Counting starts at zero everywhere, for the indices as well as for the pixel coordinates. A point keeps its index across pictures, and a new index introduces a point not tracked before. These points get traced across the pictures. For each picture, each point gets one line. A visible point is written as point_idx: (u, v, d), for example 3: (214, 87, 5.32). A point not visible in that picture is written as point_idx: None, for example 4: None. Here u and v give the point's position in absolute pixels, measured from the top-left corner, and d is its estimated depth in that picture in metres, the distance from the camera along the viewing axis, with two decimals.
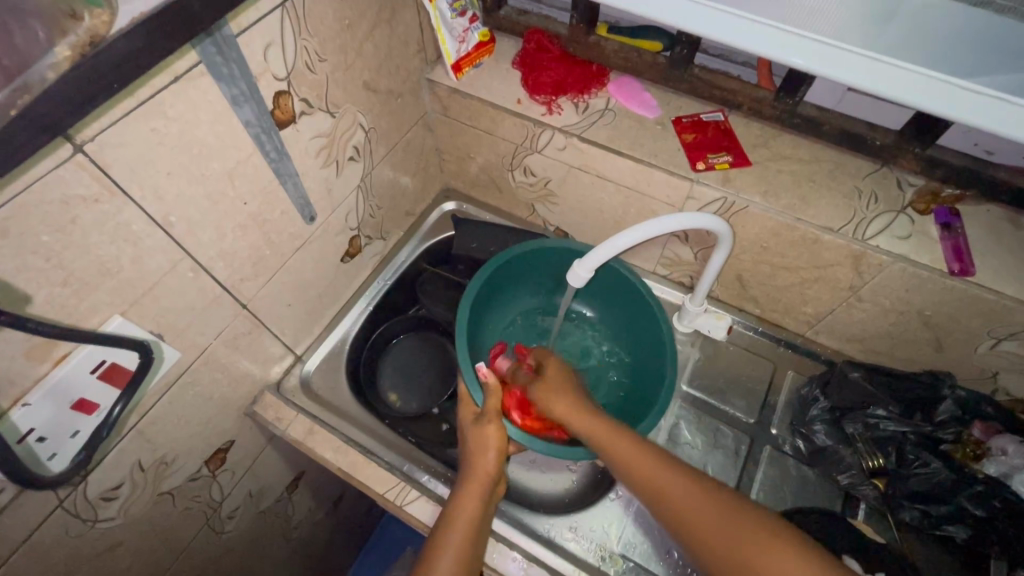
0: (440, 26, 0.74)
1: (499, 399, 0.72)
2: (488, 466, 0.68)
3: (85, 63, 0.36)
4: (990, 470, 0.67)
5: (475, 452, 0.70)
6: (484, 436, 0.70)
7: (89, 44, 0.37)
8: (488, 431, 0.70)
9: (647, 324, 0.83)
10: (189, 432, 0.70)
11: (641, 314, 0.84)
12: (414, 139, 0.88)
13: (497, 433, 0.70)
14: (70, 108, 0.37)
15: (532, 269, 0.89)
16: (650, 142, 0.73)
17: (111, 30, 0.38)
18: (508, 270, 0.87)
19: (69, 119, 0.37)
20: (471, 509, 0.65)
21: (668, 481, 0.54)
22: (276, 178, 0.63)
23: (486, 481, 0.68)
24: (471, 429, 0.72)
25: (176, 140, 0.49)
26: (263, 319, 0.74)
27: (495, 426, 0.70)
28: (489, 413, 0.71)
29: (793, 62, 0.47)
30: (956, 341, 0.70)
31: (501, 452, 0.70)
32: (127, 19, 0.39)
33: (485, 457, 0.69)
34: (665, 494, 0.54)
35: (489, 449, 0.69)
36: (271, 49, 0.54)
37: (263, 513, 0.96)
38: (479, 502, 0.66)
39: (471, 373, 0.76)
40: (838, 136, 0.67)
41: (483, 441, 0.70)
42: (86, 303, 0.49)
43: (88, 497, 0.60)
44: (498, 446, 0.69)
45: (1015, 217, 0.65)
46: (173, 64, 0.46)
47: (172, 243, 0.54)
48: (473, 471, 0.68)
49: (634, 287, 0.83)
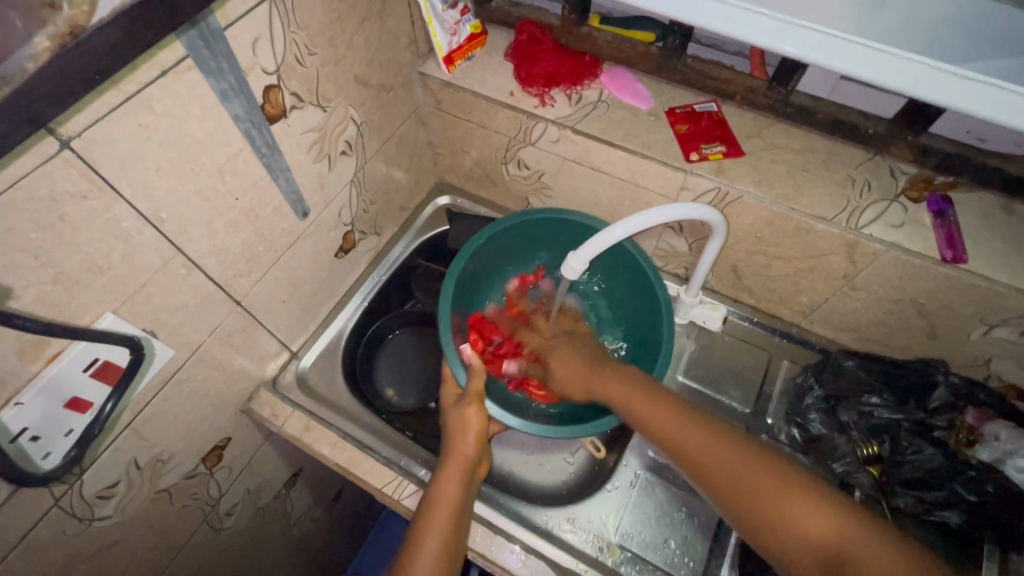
0: (431, 18, 0.73)
1: (482, 381, 0.73)
2: (467, 449, 0.70)
3: (66, 55, 0.36)
4: (983, 455, 0.67)
5: (456, 435, 0.71)
6: (464, 419, 0.72)
7: (68, 36, 0.37)
8: (468, 414, 0.71)
9: (647, 300, 0.82)
10: (184, 430, 0.70)
11: (642, 291, 0.83)
12: (407, 133, 0.87)
13: (476, 416, 0.71)
14: (54, 103, 0.36)
15: (530, 241, 0.88)
16: (643, 133, 0.73)
17: (90, 20, 0.37)
18: (503, 243, 0.86)
19: (53, 114, 0.37)
20: (451, 492, 0.67)
21: (693, 435, 0.56)
22: (268, 173, 0.63)
23: (464, 464, 0.69)
24: (451, 411, 0.73)
25: (165, 135, 0.49)
26: (257, 316, 0.74)
27: (473, 409, 0.72)
28: (469, 396, 0.72)
29: (785, 50, 0.47)
30: (950, 328, 0.70)
31: (480, 435, 0.72)
32: (107, 11, 0.38)
33: (464, 440, 0.71)
34: (686, 447, 0.56)
35: (468, 432, 0.71)
36: (259, 42, 0.54)
37: (262, 510, 0.97)
38: (459, 485, 0.68)
39: (454, 352, 0.75)
40: (831, 125, 0.67)
41: (462, 424, 0.71)
42: (77, 301, 0.48)
43: (84, 496, 0.59)
44: (477, 428, 0.71)
45: (1009, 203, 0.65)
46: (160, 58, 0.45)
47: (163, 240, 0.54)
48: (452, 454, 0.70)
49: (633, 262, 0.82)
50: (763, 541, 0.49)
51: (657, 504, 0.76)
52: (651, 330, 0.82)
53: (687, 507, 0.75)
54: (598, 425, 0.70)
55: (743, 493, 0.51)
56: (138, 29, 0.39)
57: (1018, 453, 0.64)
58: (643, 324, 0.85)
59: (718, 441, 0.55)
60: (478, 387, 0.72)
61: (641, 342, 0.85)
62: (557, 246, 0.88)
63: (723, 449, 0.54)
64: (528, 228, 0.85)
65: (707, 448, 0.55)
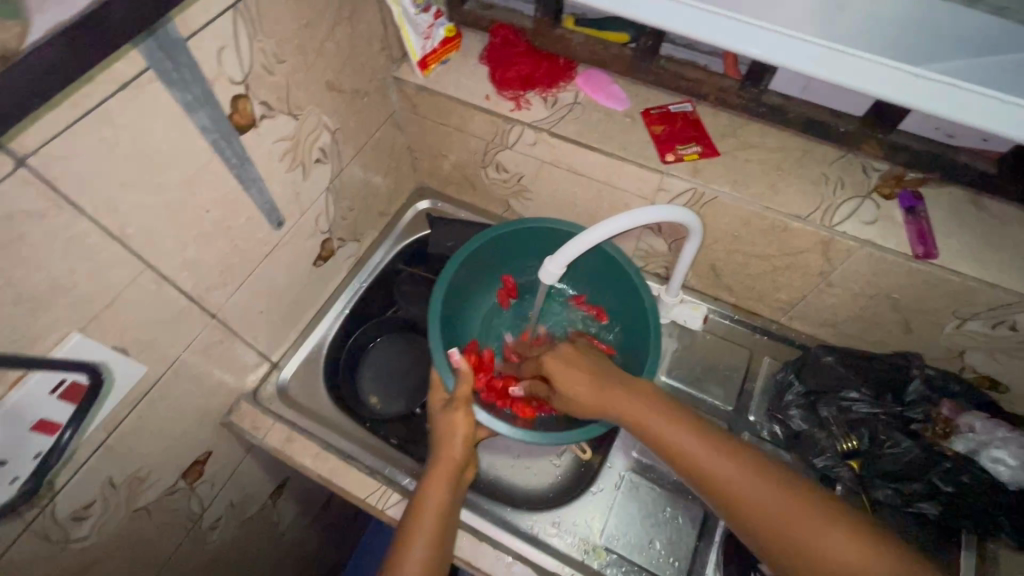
0: (403, 23, 0.73)
1: (470, 387, 0.72)
2: (454, 453, 0.69)
3: (11, 73, 0.34)
4: (958, 446, 0.69)
5: (443, 440, 0.71)
6: (451, 422, 0.71)
7: (15, 51, 0.35)
8: (456, 418, 0.71)
9: (637, 307, 0.82)
10: (162, 446, 0.68)
11: (631, 299, 0.83)
12: (384, 139, 0.87)
13: (464, 420, 0.71)
14: (7, 122, 0.35)
15: (523, 249, 0.87)
16: (620, 135, 0.73)
17: (23, 44, 0.36)
18: (495, 249, 0.85)
19: (4, 131, 0.36)
20: (439, 497, 0.66)
21: (721, 463, 0.56)
22: (239, 184, 0.62)
23: (452, 468, 0.68)
24: (439, 414, 0.72)
25: (128, 149, 0.48)
26: (234, 328, 0.73)
27: (461, 414, 0.71)
28: (457, 400, 0.71)
29: (752, 52, 0.47)
30: (924, 322, 0.71)
31: (468, 439, 0.71)
32: (40, 31, 0.37)
33: (451, 446, 0.70)
34: (695, 456, 0.57)
35: (456, 436, 0.70)
36: (225, 52, 0.53)
37: (247, 522, 0.95)
38: (446, 490, 0.67)
39: (442, 357, 0.75)
40: (804, 124, 0.68)
41: (450, 428, 0.70)
42: (41, 322, 0.47)
43: (58, 519, 0.58)
44: (465, 432, 0.70)
45: (977, 198, 0.66)
46: (119, 71, 0.44)
47: (132, 255, 0.53)
48: (439, 458, 0.69)
49: (624, 270, 0.81)
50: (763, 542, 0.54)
51: (642, 505, 0.76)
52: (640, 339, 0.82)
53: (671, 507, 0.75)
54: (591, 431, 0.70)
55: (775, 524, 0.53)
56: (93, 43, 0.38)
57: (990, 443, 0.68)
58: (631, 332, 0.84)
59: (745, 468, 0.56)
60: (466, 392, 0.72)
61: (630, 351, 0.84)
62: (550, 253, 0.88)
63: (753, 477, 0.55)
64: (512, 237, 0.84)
65: (738, 479, 0.55)
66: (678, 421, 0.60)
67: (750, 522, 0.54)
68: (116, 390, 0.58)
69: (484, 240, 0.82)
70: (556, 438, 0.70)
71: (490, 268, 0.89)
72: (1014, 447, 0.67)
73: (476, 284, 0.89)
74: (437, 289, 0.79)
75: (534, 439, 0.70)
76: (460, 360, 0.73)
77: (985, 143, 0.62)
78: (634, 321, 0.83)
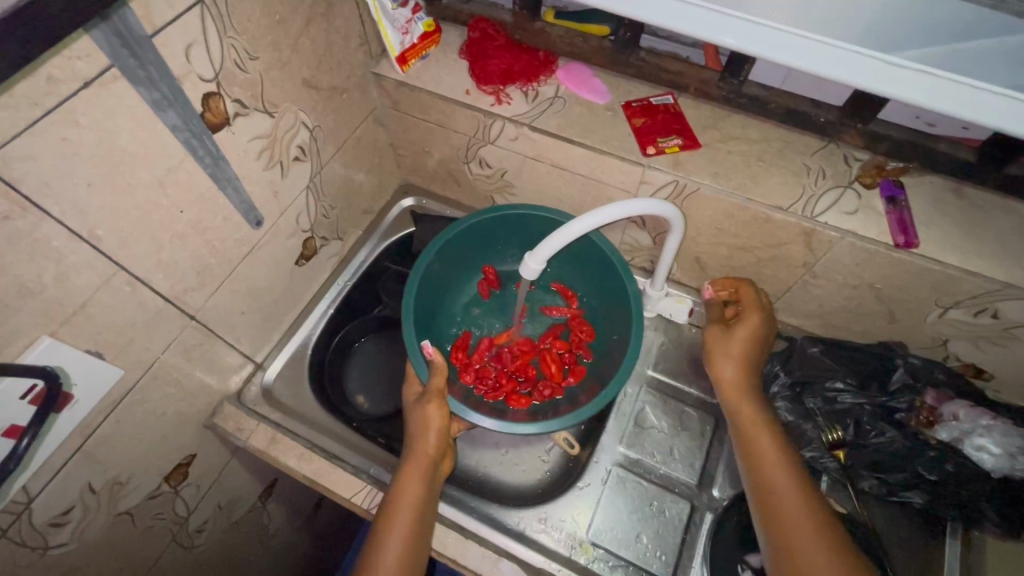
0: (381, 18, 0.72)
1: (443, 378, 0.71)
2: (428, 447, 0.69)
3: None
4: (942, 434, 0.70)
5: (418, 433, 0.70)
6: (425, 416, 0.70)
7: None
8: (428, 411, 0.70)
9: (616, 287, 0.82)
10: (143, 450, 0.68)
11: (610, 280, 0.83)
12: (365, 136, 0.86)
13: (437, 413, 0.70)
14: None
15: (497, 238, 0.88)
16: (601, 128, 0.73)
17: None
18: (468, 240, 0.85)
19: None
20: (414, 491, 0.66)
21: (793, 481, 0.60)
22: (214, 183, 0.61)
23: (427, 461, 0.68)
24: (413, 408, 0.72)
25: (93, 150, 0.47)
26: (214, 329, 0.72)
27: (434, 407, 0.70)
28: (430, 392, 0.70)
29: (724, 41, 0.46)
30: (907, 312, 0.71)
31: (442, 432, 0.70)
32: None
33: (425, 439, 0.69)
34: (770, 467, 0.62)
35: (430, 429, 0.69)
36: (193, 49, 0.52)
37: (236, 524, 0.95)
38: (420, 484, 0.66)
39: (417, 351, 0.74)
40: (784, 115, 0.67)
41: (424, 422, 0.70)
42: (8, 326, 0.47)
43: (35, 525, 0.57)
44: (438, 425, 0.69)
45: (959, 186, 0.66)
46: (80, 69, 0.43)
47: (102, 258, 0.52)
48: (415, 453, 0.69)
49: (600, 252, 0.81)
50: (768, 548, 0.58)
51: (629, 500, 0.76)
52: (620, 319, 0.82)
53: (658, 501, 0.75)
54: (569, 419, 0.70)
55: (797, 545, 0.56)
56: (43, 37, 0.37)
57: (973, 431, 0.68)
58: (615, 318, 0.84)
59: (807, 499, 0.59)
60: (440, 383, 0.71)
61: (612, 331, 0.84)
62: (527, 242, 0.88)
63: (809, 509, 0.58)
64: (493, 224, 0.84)
65: (797, 499, 0.59)
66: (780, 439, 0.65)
67: (777, 528, 0.58)
68: (92, 395, 0.57)
69: (463, 227, 0.82)
70: (531, 429, 0.69)
71: (466, 260, 0.89)
72: (998, 435, 0.67)
73: (453, 277, 0.89)
74: (410, 283, 0.79)
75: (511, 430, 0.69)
76: (433, 353, 0.71)
77: (966, 130, 0.65)
78: (617, 306, 0.83)
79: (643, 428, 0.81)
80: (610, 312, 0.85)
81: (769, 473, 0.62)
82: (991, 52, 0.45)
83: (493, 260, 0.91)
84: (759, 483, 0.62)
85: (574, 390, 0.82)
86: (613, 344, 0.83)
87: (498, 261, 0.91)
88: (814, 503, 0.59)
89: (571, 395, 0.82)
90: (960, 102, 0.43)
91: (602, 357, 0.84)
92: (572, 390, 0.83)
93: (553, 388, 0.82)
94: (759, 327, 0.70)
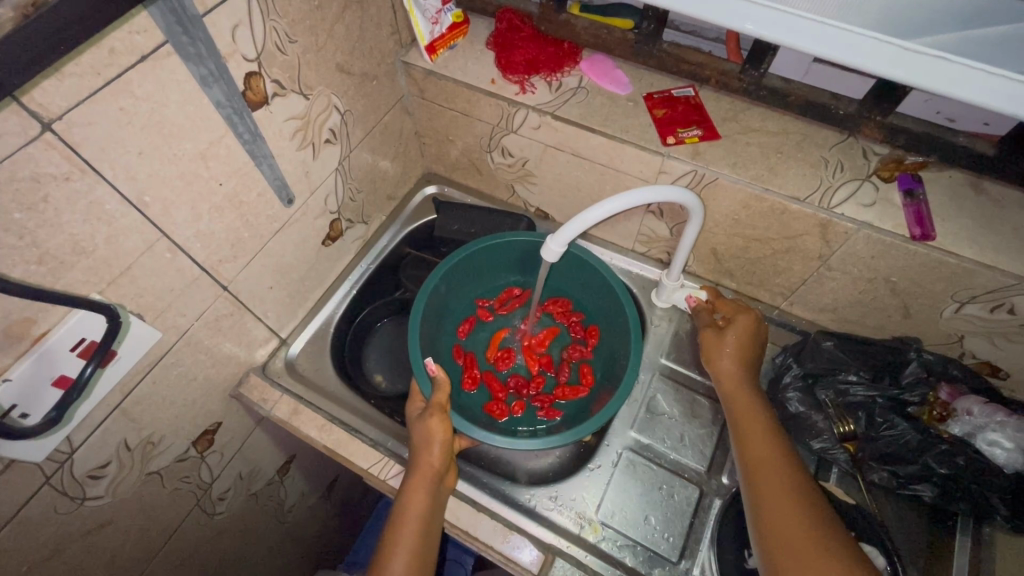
0: (412, 8, 0.74)
1: (446, 393, 0.73)
2: (433, 458, 0.70)
3: (28, 29, 0.36)
4: (954, 428, 0.71)
5: (422, 446, 0.71)
6: (428, 429, 0.71)
7: (31, 5, 0.37)
8: (431, 424, 0.71)
9: (593, 272, 0.88)
10: (175, 414, 0.72)
11: (596, 279, 0.88)
12: (392, 123, 0.89)
13: (440, 425, 0.71)
14: (16, 77, 0.37)
15: (479, 268, 0.93)
16: (622, 118, 0.74)
17: None
18: (468, 267, 0.91)
19: (12, 86, 0.37)
20: (419, 502, 0.67)
21: (784, 481, 0.61)
22: (251, 159, 0.64)
23: (431, 475, 0.69)
24: (416, 422, 0.73)
25: (146, 119, 0.50)
26: (244, 302, 0.75)
27: (437, 420, 0.71)
28: (433, 406, 0.72)
29: (744, 26, 0.48)
30: (922, 307, 0.72)
31: (446, 444, 0.71)
32: None
33: (429, 451, 0.70)
34: (769, 475, 0.62)
35: (433, 442, 0.70)
36: (240, 30, 0.55)
37: (254, 496, 0.98)
38: (427, 494, 0.67)
39: (422, 367, 0.77)
40: (803, 106, 0.69)
41: (427, 435, 0.71)
42: (62, 282, 0.50)
43: (75, 476, 0.61)
44: (443, 438, 0.71)
45: (977, 182, 0.67)
46: (138, 44, 0.46)
47: (148, 224, 0.55)
48: (417, 465, 0.70)
49: (588, 261, 0.87)
50: (766, 551, 0.58)
51: (638, 482, 0.77)
52: (611, 305, 0.87)
53: (667, 484, 0.77)
54: (569, 434, 0.72)
55: (790, 543, 0.56)
56: (103, 2, 0.40)
57: (987, 426, 0.69)
58: (602, 300, 0.89)
59: (797, 496, 0.60)
60: (441, 398, 0.73)
61: (601, 304, 0.90)
62: (515, 261, 0.94)
63: (809, 515, 0.58)
64: (482, 252, 0.90)
65: (780, 496, 0.60)
66: (775, 441, 0.65)
67: (767, 535, 0.58)
68: (129, 353, 0.60)
69: (461, 256, 0.88)
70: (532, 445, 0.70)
71: (463, 289, 0.93)
72: (1010, 430, 0.68)
73: (451, 308, 0.93)
74: (417, 302, 0.83)
75: (518, 445, 0.72)
76: (435, 369, 0.74)
77: (985, 127, 0.68)
78: (597, 292, 0.89)
79: (655, 414, 0.83)
80: (591, 291, 0.91)
81: (760, 473, 0.63)
82: (1000, 41, 0.46)
83: (479, 289, 0.96)
84: (749, 479, 0.63)
85: (602, 345, 0.89)
86: (604, 310, 0.89)
87: (484, 288, 0.96)
88: (821, 514, 0.58)
89: (603, 351, 0.89)
90: (982, 85, 0.43)
91: (598, 320, 0.91)
92: (598, 347, 0.90)
93: (581, 352, 0.89)
94: (753, 329, 0.74)
